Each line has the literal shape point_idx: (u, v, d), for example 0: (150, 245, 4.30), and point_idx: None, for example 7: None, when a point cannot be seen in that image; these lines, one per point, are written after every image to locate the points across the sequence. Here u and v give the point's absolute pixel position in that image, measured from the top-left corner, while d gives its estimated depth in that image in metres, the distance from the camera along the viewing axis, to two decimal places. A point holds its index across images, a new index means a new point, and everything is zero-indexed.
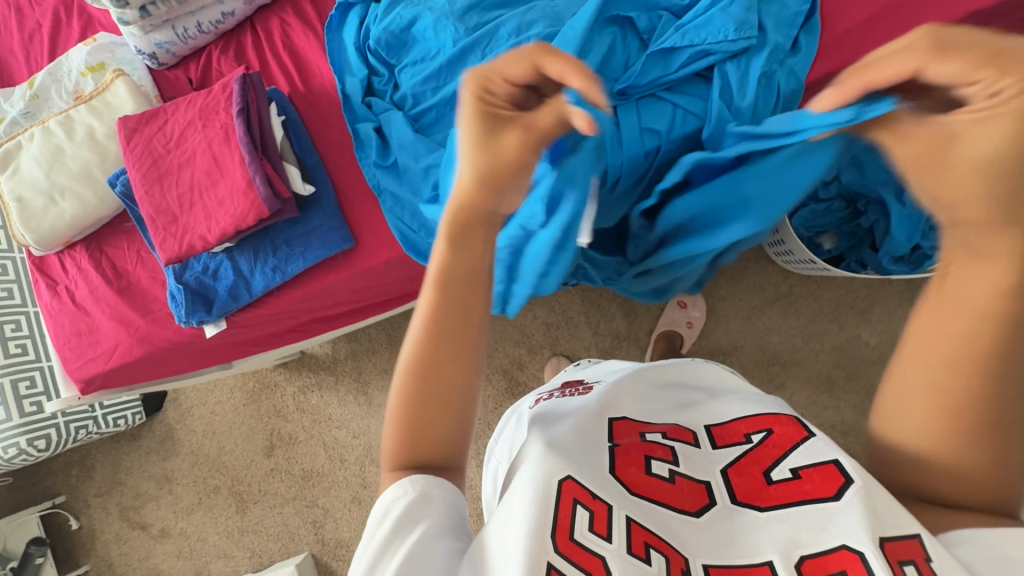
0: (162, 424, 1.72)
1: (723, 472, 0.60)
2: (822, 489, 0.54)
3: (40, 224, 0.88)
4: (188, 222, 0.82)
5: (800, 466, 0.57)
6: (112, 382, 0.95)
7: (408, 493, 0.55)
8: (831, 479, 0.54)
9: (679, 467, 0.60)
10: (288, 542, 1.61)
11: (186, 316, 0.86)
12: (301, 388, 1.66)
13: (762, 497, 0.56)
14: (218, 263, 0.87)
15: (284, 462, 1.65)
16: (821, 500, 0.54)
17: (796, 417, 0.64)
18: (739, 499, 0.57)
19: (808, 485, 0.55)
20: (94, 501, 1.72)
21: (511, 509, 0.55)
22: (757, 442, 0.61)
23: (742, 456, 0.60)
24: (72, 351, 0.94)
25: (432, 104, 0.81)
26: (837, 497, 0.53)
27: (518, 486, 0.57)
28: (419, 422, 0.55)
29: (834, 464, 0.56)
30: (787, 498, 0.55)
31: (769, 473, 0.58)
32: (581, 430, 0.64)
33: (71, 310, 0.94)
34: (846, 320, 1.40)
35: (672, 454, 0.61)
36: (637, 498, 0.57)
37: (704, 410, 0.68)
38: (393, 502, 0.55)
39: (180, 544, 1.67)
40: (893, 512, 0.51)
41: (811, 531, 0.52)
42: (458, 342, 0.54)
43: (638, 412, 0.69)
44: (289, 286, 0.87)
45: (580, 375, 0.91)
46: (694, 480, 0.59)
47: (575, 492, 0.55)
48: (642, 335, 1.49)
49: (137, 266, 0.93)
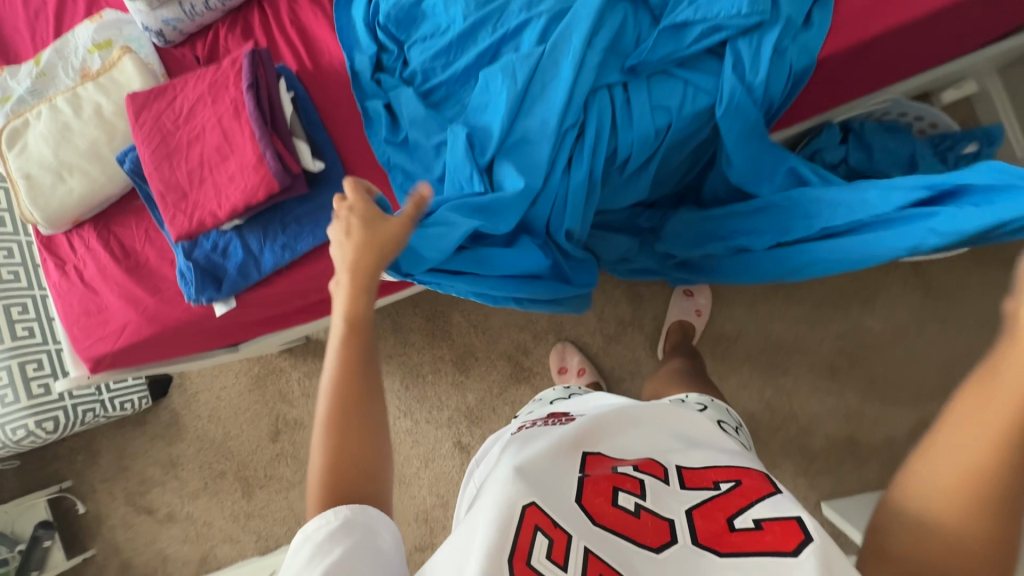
0: (168, 409, 1.72)
1: (688, 512, 0.57)
2: (781, 542, 0.51)
3: (48, 202, 0.88)
4: (198, 198, 0.81)
5: (764, 517, 0.54)
6: (120, 362, 0.95)
7: (330, 521, 0.54)
8: (792, 533, 0.52)
9: (646, 500, 0.58)
10: (294, 527, 1.63)
11: (197, 295, 0.86)
12: (307, 373, 1.67)
13: (722, 543, 0.54)
14: (227, 241, 0.87)
15: (291, 447, 1.66)
16: (780, 553, 0.50)
17: (768, 474, 0.61)
18: (700, 542, 0.54)
19: (767, 536, 0.52)
20: (100, 485, 1.73)
21: (472, 532, 0.56)
22: (725, 489, 0.59)
23: (709, 499, 0.58)
24: (80, 330, 0.94)
25: (442, 81, 0.82)
26: (795, 552, 0.50)
27: (483, 508, 0.57)
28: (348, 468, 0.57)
29: (795, 521, 0.53)
30: (745, 546, 0.52)
31: (732, 520, 0.55)
32: (558, 452, 0.63)
33: (80, 289, 0.94)
34: (851, 307, 1.40)
35: (640, 488, 0.59)
36: (598, 529, 0.56)
37: (680, 448, 0.66)
38: (314, 531, 0.53)
39: (186, 529, 1.68)
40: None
41: None
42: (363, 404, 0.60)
43: (618, 446, 0.67)
44: (298, 264, 0.87)
45: (566, 405, 0.89)
46: (659, 516, 0.57)
47: (537, 518, 0.55)
48: (647, 321, 1.50)
49: (146, 245, 0.92)
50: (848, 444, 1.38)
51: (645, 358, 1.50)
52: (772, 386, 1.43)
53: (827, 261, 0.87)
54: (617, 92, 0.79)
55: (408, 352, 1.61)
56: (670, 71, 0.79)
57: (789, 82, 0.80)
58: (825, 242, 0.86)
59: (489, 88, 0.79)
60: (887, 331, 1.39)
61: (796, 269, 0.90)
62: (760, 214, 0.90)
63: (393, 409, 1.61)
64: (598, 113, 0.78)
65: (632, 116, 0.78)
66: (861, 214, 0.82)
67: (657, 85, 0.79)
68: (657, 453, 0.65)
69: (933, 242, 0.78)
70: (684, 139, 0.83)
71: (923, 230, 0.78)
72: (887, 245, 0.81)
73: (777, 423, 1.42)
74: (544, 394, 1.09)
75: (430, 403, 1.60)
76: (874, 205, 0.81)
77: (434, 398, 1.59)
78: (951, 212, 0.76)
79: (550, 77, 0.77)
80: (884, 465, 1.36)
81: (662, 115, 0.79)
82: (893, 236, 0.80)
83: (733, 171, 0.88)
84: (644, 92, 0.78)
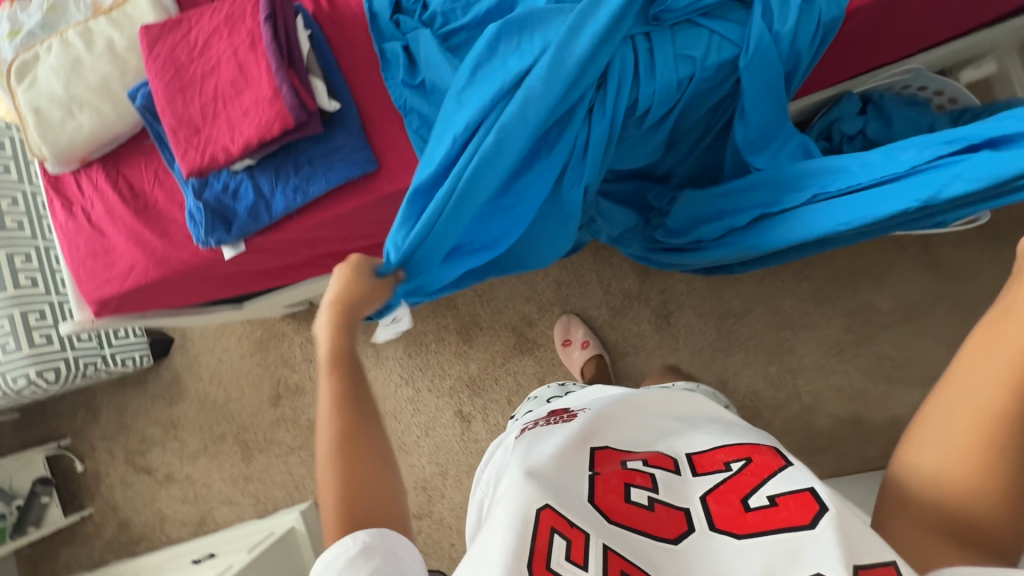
0: (169, 370, 1.72)
1: (702, 498, 0.56)
2: (797, 517, 0.50)
3: (57, 137, 0.87)
4: (211, 133, 0.80)
5: (778, 492, 0.53)
6: (126, 305, 0.94)
7: (350, 547, 0.55)
8: (807, 505, 0.51)
9: (659, 494, 0.57)
10: (293, 491, 1.63)
11: (205, 236, 0.85)
12: (310, 338, 1.66)
13: (740, 524, 0.52)
14: (238, 182, 0.86)
15: (291, 412, 1.65)
16: (797, 528, 0.50)
17: (778, 448, 0.60)
18: (716, 526, 0.53)
19: (783, 512, 0.51)
20: (100, 444, 1.73)
21: (488, 540, 0.54)
22: (736, 469, 0.57)
23: (722, 482, 0.57)
24: (86, 272, 0.93)
25: (463, 24, 0.80)
26: (813, 524, 0.49)
27: (498, 513, 0.56)
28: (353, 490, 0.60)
29: (809, 492, 0.52)
30: (764, 525, 0.51)
31: (747, 500, 0.54)
32: (564, 456, 0.63)
33: (86, 230, 0.93)
34: (860, 286, 1.40)
35: (652, 481, 0.59)
36: (614, 527, 0.55)
37: (689, 434, 0.65)
38: (334, 559, 0.54)
39: (185, 490, 1.68)
40: (870, 541, 0.47)
41: (782, 561, 0.48)
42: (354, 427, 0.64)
43: (624, 439, 0.67)
44: (310, 209, 0.86)
45: (566, 401, 0.88)
46: (673, 506, 0.56)
47: (552, 520, 0.53)
48: (654, 296, 1.49)
49: (155, 186, 0.91)
50: (851, 423, 1.38)
51: (650, 332, 1.49)
52: (776, 363, 1.43)
53: (830, 221, 0.80)
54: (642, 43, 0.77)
55: (412, 320, 1.61)
56: (694, 21, 0.78)
57: (816, 39, 0.79)
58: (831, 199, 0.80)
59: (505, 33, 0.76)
60: (895, 311, 1.38)
61: (792, 236, 0.83)
62: (757, 189, 0.86)
63: (395, 377, 1.61)
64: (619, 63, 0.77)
65: (655, 65, 0.77)
66: (864, 172, 0.78)
67: (681, 35, 0.78)
68: (665, 444, 0.65)
69: (948, 194, 0.73)
70: (705, 92, 0.83)
71: (935, 184, 0.74)
72: (898, 202, 0.76)
73: (780, 401, 1.42)
74: (539, 391, 1.10)
75: (432, 371, 1.59)
76: (877, 165, 0.78)
77: (437, 366, 1.59)
78: (969, 163, 0.72)
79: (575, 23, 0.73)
80: (886, 444, 1.36)
81: (686, 65, 0.78)
82: (902, 192, 0.75)
83: (743, 128, 0.84)
84: (668, 41, 0.77)
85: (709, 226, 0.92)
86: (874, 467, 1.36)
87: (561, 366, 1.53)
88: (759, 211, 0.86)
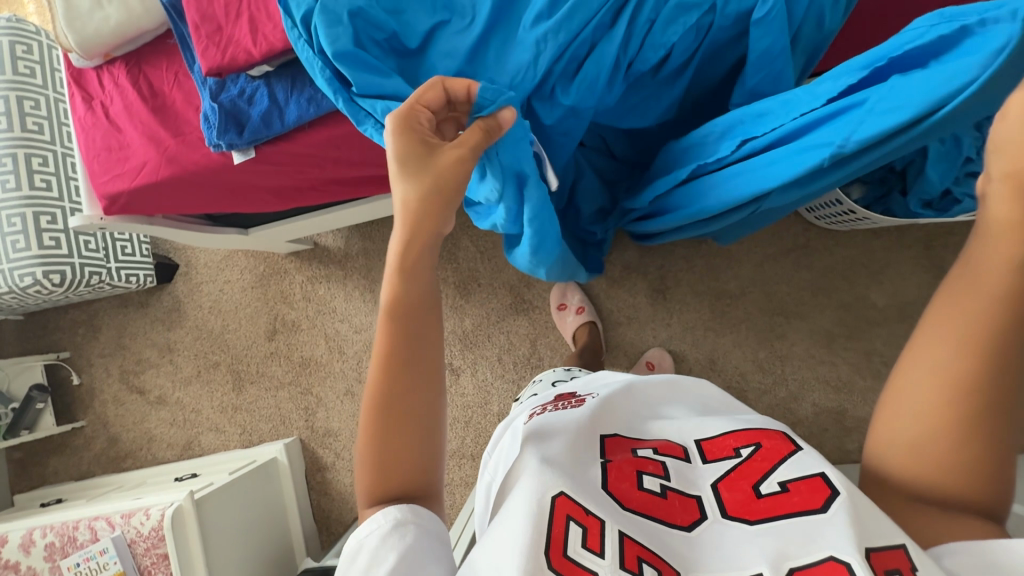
0: (171, 296, 1.75)
1: (713, 486, 0.61)
2: (809, 502, 0.56)
3: (84, 26, 0.89)
4: (232, 34, 0.81)
5: (788, 479, 0.58)
6: (135, 203, 0.98)
7: (381, 527, 0.55)
8: (818, 490, 0.56)
9: (670, 482, 0.62)
10: (279, 425, 1.66)
11: (218, 137, 0.87)
12: (310, 278, 1.68)
13: (751, 511, 0.57)
14: (254, 88, 0.87)
15: (285, 348, 1.68)
16: (809, 512, 0.55)
17: (784, 432, 0.65)
18: (729, 514, 0.58)
19: (796, 497, 0.56)
20: (98, 360, 1.77)
21: (505, 534, 0.57)
22: (746, 455, 0.62)
23: (732, 470, 0.61)
24: (100, 165, 0.97)
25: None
26: (823, 508, 0.54)
27: (514, 502, 0.60)
28: (385, 450, 0.57)
29: (820, 477, 0.57)
30: (775, 511, 0.56)
31: (758, 487, 0.59)
32: (575, 447, 0.65)
33: (104, 125, 0.96)
34: (857, 280, 1.40)
35: (663, 470, 0.63)
36: (629, 513, 0.59)
37: (694, 422, 0.69)
38: (367, 537, 0.55)
39: (174, 413, 1.72)
40: (878, 523, 0.53)
41: (795, 543, 0.53)
42: (419, 371, 0.59)
43: (629, 427, 0.71)
44: (320, 123, 0.88)
45: (571, 386, 0.90)
46: (685, 494, 0.60)
47: (567, 508, 0.57)
48: (652, 269, 1.50)
49: (173, 87, 0.94)
50: (834, 416, 1.38)
51: (646, 305, 1.50)
52: (766, 348, 1.43)
53: (764, 177, 0.72)
54: (633, 7, 0.75)
55: None
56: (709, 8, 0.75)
57: (840, 7, 0.79)
58: (726, 171, 0.77)
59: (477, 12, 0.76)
60: (890, 308, 1.38)
61: (724, 197, 0.78)
62: (694, 146, 0.82)
63: None
64: (602, 51, 0.76)
65: (668, 25, 0.76)
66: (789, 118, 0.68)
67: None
68: (674, 432, 0.68)
69: (859, 137, 0.63)
70: (724, 43, 0.81)
71: (818, 140, 0.66)
72: (861, 125, 0.62)
73: (766, 386, 1.42)
74: (544, 375, 1.12)
75: None
76: (791, 105, 0.68)
77: None
78: (878, 92, 0.61)
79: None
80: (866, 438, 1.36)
81: (705, 15, 0.76)
82: (821, 135, 0.66)
83: (738, 92, 0.82)
84: (685, 15, 0.75)
85: (654, 187, 0.89)
86: (851, 460, 1.36)
87: (553, 329, 1.54)
88: (694, 166, 0.81)
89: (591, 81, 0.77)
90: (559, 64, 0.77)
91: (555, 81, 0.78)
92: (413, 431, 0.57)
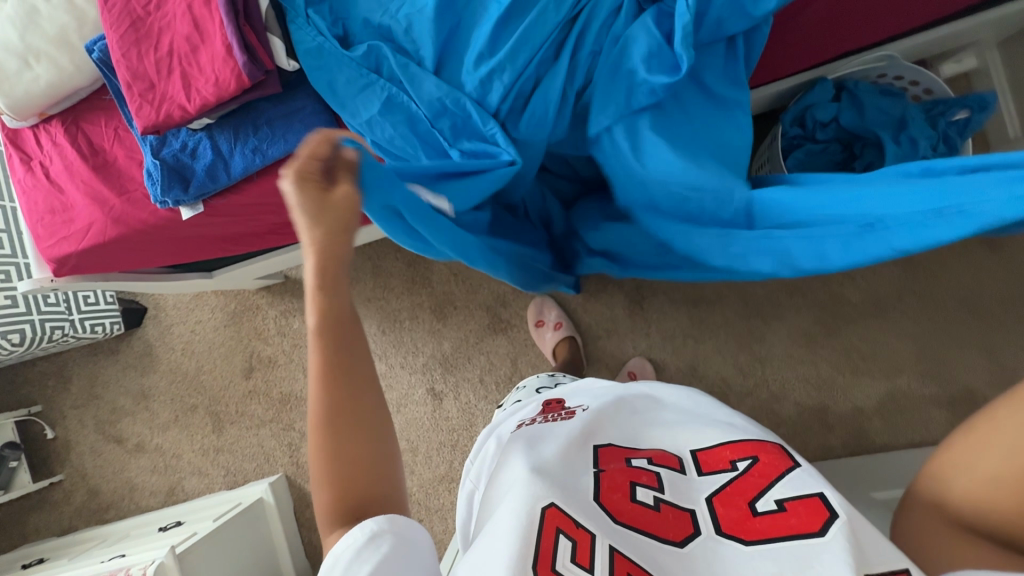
0: (142, 340, 1.71)
1: (708, 500, 0.60)
2: (807, 525, 0.54)
3: (13, 89, 0.86)
4: (166, 90, 0.79)
5: (786, 498, 0.57)
6: (86, 264, 0.95)
7: (358, 540, 0.52)
8: (817, 514, 0.55)
9: (664, 493, 0.61)
10: (263, 463, 1.63)
11: (162, 195, 0.84)
12: (284, 312, 1.65)
13: (747, 530, 0.56)
14: (196, 142, 0.85)
15: (263, 384, 1.65)
16: (807, 535, 0.54)
17: (782, 447, 0.64)
18: (724, 530, 0.57)
19: (794, 519, 0.55)
20: (71, 412, 1.73)
21: (490, 548, 0.56)
22: (743, 469, 0.62)
23: (729, 484, 0.61)
24: (44, 229, 0.93)
25: (421, 37, 0.76)
26: (823, 533, 0.53)
27: (502, 518, 0.58)
28: (337, 473, 0.55)
29: (820, 499, 0.56)
30: (772, 532, 0.55)
31: (754, 504, 0.58)
32: (567, 456, 0.65)
33: (45, 186, 0.93)
34: (830, 277, 1.41)
35: (657, 481, 0.62)
36: (621, 527, 0.58)
37: (686, 430, 0.69)
38: (344, 552, 0.52)
39: (154, 459, 1.68)
40: (882, 550, 0.52)
41: (793, 567, 0.51)
42: (352, 384, 0.57)
43: (622, 437, 0.70)
44: (269, 172, 0.86)
45: (556, 391, 0.88)
46: (679, 507, 0.60)
47: (557, 521, 0.56)
48: (628, 280, 1.50)
49: (114, 143, 0.91)
50: (817, 414, 1.39)
51: (623, 317, 1.50)
52: (746, 351, 1.43)
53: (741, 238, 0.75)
54: (575, 40, 0.74)
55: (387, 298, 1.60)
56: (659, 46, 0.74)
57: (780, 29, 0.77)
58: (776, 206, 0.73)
59: (425, 76, 0.76)
60: (865, 304, 1.39)
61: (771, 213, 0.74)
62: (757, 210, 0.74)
63: None
64: (547, 86, 0.75)
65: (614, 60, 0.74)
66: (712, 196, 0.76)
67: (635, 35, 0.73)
68: (668, 442, 0.68)
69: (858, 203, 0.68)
70: None
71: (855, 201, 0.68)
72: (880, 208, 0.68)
73: (747, 387, 1.42)
74: (526, 380, 1.11)
75: (405, 348, 1.59)
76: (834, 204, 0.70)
77: (411, 343, 1.58)
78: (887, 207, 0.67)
79: (500, 34, 0.74)
80: (850, 433, 1.36)
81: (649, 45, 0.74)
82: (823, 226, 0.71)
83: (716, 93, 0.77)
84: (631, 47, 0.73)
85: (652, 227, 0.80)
86: (836, 456, 1.37)
87: (532, 347, 1.53)
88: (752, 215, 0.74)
89: (539, 115, 0.76)
90: (506, 102, 0.76)
91: (504, 120, 0.77)
92: (359, 444, 0.56)
